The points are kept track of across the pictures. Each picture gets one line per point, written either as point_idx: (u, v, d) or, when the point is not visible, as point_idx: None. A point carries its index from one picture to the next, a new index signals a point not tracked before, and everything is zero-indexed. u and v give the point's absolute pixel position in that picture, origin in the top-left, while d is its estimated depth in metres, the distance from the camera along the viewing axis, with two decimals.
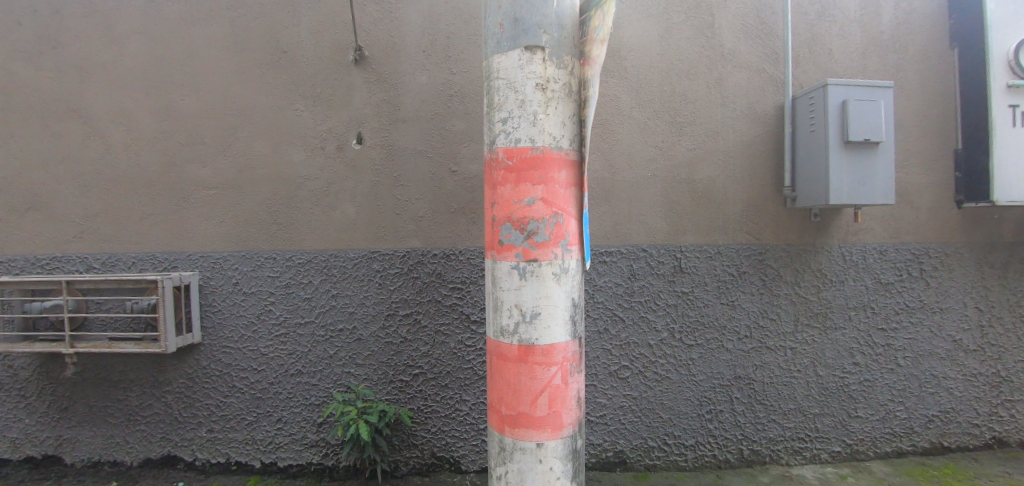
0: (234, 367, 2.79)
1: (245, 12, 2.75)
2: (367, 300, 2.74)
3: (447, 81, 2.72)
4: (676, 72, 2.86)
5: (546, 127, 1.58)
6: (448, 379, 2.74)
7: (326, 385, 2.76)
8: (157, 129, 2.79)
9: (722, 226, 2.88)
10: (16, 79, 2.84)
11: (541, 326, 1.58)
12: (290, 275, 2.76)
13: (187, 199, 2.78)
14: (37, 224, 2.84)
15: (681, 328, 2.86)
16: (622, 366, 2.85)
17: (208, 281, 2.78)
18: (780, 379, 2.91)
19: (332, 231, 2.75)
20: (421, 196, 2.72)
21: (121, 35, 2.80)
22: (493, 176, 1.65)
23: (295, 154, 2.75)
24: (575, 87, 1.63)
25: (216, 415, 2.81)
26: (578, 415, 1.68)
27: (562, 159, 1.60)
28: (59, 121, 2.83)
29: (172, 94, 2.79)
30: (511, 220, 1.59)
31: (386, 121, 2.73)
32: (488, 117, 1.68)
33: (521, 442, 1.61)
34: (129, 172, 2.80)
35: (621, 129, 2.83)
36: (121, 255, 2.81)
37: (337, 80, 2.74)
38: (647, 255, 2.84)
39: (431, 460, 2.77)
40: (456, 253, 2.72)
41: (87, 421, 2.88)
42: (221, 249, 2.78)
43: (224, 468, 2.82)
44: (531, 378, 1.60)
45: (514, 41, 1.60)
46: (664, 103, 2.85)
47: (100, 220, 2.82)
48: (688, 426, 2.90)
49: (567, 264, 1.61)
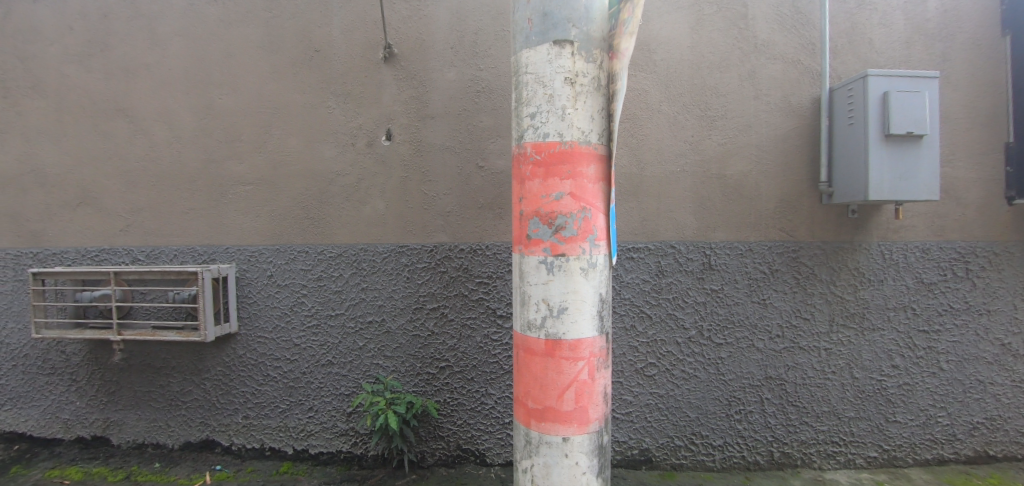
0: (269, 356, 2.89)
1: (279, 13, 2.83)
2: (396, 293, 2.79)
3: (475, 77, 2.74)
4: (707, 65, 2.79)
5: (575, 121, 1.57)
6: (474, 373, 2.77)
7: (356, 376, 2.83)
8: (197, 127, 2.91)
9: (753, 223, 2.81)
10: (69, 81, 3.01)
11: (568, 320, 1.58)
12: (322, 268, 2.83)
13: (225, 194, 2.89)
14: (88, 218, 3.01)
15: (710, 326, 2.81)
16: (648, 364, 2.82)
17: (245, 274, 2.89)
18: (813, 380, 2.83)
19: (362, 226, 2.81)
20: (449, 191, 2.75)
21: (164, 37, 2.93)
22: (521, 171, 1.65)
23: (326, 150, 2.82)
24: (604, 81, 1.62)
25: (251, 402, 2.92)
26: (604, 410, 1.67)
27: (591, 153, 1.59)
28: (107, 120, 2.98)
29: (210, 94, 2.90)
30: (539, 215, 1.59)
31: (415, 118, 2.77)
32: (516, 112, 1.68)
33: (547, 435, 1.62)
34: (171, 169, 2.93)
35: (649, 124, 2.79)
36: (164, 248, 2.95)
37: (367, 78, 2.80)
38: (675, 251, 2.80)
39: (457, 452, 2.81)
40: (483, 248, 2.73)
41: (132, 406, 3.03)
42: (257, 242, 2.88)
43: (259, 453, 2.92)
44: (558, 372, 1.60)
45: (543, 35, 1.60)
46: (694, 97, 2.79)
47: (145, 214, 2.96)
48: (716, 426, 2.85)
49: (595, 259, 1.60)
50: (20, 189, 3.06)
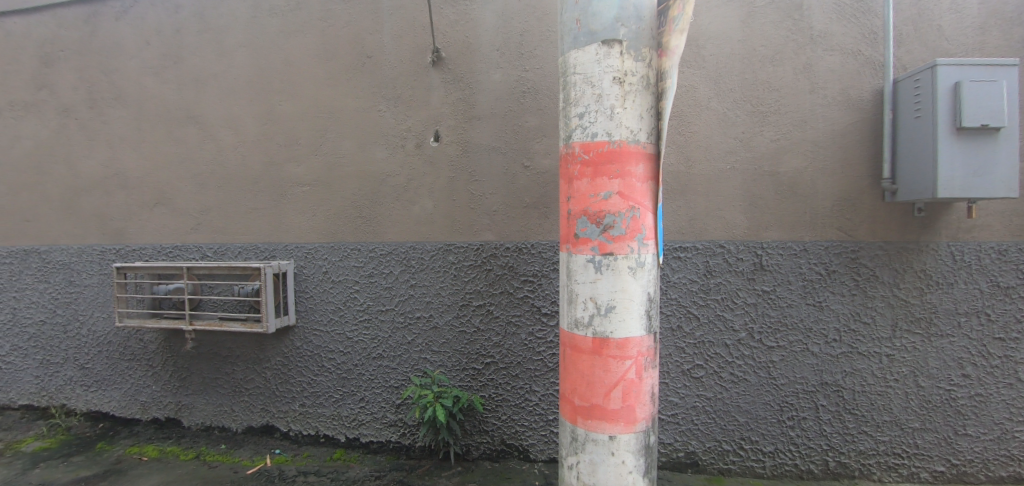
0: (324, 348, 3.04)
1: (334, 22, 2.97)
2: (443, 290, 2.87)
3: (521, 78, 2.77)
4: (760, 59, 2.71)
5: (624, 120, 1.57)
6: (519, 369, 2.81)
7: (405, 369, 2.94)
8: (259, 132, 3.10)
9: (809, 222, 2.70)
10: (147, 92, 3.27)
11: (616, 318, 1.58)
12: (373, 265, 2.95)
13: (285, 195, 3.06)
14: (162, 217, 3.27)
15: (762, 328, 2.73)
16: (695, 366, 2.78)
17: (302, 270, 3.05)
18: (873, 388, 2.69)
19: (411, 225, 2.91)
20: (495, 191, 2.80)
21: (230, 48, 3.13)
22: (569, 171, 1.67)
23: (378, 152, 2.94)
24: (653, 80, 1.61)
25: (308, 391, 3.08)
26: (652, 410, 1.66)
27: (640, 152, 1.58)
28: (180, 127, 3.22)
29: (271, 100, 3.08)
30: (587, 214, 1.60)
31: (462, 119, 2.84)
32: (564, 113, 1.70)
33: (593, 433, 1.63)
34: (236, 171, 3.14)
35: (698, 120, 2.74)
36: (229, 245, 3.16)
37: (416, 81, 2.89)
38: (724, 251, 2.74)
39: (501, 447, 2.86)
40: (529, 246, 2.77)
41: (200, 391, 3.27)
42: (313, 240, 3.03)
43: (314, 439, 3.08)
44: (605, 370, 1.60)
45: (592, 36, 1.61)
46: (745, 92, 2.72)
47: (213, 213, 3.18)
48: (767, 432, 2.76)
49: (644, 258, 1.59)
50: (106, 191, 3.37)
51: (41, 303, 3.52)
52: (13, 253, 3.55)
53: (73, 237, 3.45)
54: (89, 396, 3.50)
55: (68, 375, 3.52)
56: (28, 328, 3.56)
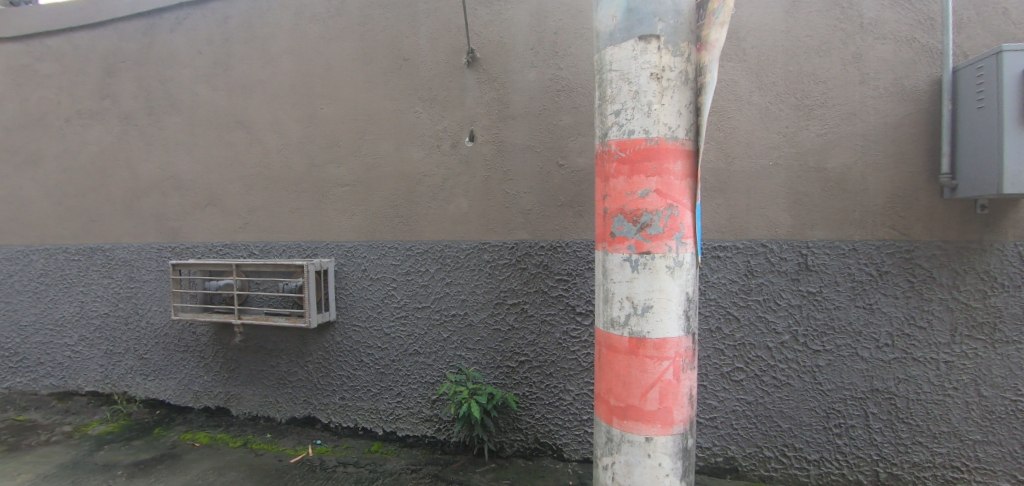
0: (362, 343, 3.14)
1: (372, 26, 3.06)
2: (478, 288, 2.91)
3: (555, 77, 2.76)
4: (805, 50, 2.60)
5: (661, 117, 1.54)
6: (553, 368, 2.81)
7: (440, 366, 2.99)
8: (302, 135, 3.22)
9: (858, 220, 2.57)
10: (199, 99, 3.46)
11: (653, 318, 1.56)
12: (410, 263, 3.02)
13: (326, 195, 3.18)
14: (214, 217, 3.45)
15: (806, 331, 2.63)
16: (735, 368, 2.72)
17: (342, 268, 3.15)
18: (929, 396, 2.53)
19: (447, 223, 2.96)
20: (529, 190, 2.81)
21: (274, 54, 3.27)
22: (605, 169, 1.66)
23: (415, 153, 3.00)
24: (692, 75, 1.57)
25: (347, 385, 3.19)
26: (690, 413, 1.62)
27: (678, 149, 1.55)
28: (229, 131, 3.39)
29: (313, 103, 3.20)
30: (623, 212, 1.58)
31: (497, 119, 2.86)
32: (600, 111, 1.68)
33: (629, 434, 1.61)
34: (281, 173, 3.28)
35: (738, 116, 2.67)
36: (275, 244, 3.30)
37: (452, 82, 2.94)
38: (767, 250, 2.65)
39: (535, 445, 2.87)
40: (563, 245, 2.76)
41: (248, 382, 3.43)
42: (353, 239, 3.13)
43: (353, 432, 3.19)
44: (642, 371, 1.58)
45: (628, 32, 1.58)
46: (789, 85, 2.62)
47: (259, 213, 3.33)
48: (812, 439, 2.66)
49: (682, 257, 1.56)
50: (163, 192, 3.59)
51: (105, 297, 3.79)
52: (81, 251, 3.83)
53: (134, 235, 3.69)
54: (147, 384, 3.73)
55: (129, 364, 3.77)
56: (94, 320, 3.84)
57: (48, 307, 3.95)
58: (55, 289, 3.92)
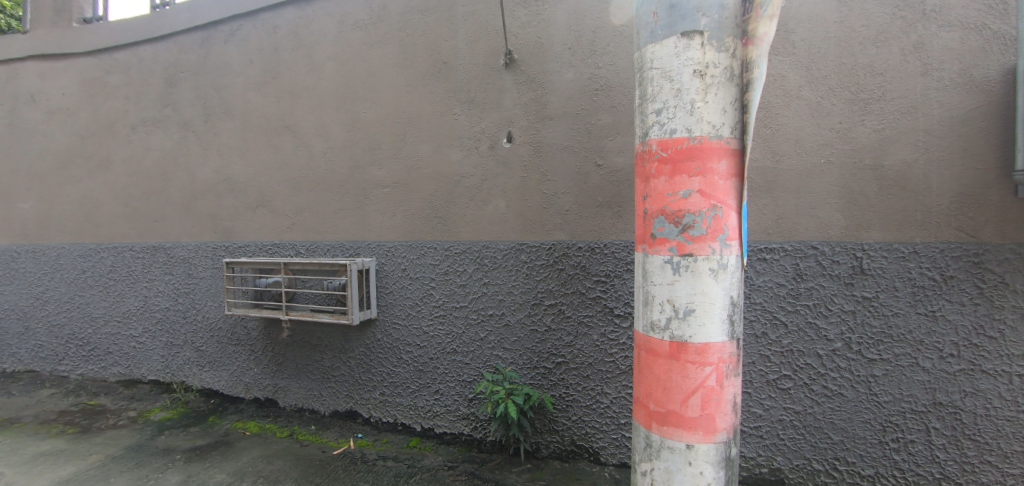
0: (402, 341, 3.21)
1: (412, 31, 3.13)
2: (515, 288, 2.92)
3: (593, 76, 2.73)
4: (861, 40, 2.46)
5: (705, 115, 1.49)
6: (590, 371, 2.79)
7: (477, 365, 3.03)
8: (345, 138, 3.34)
9: (920, 221, 2.39)
10: (251, 105, 3.65)
11: (695, 323, 1.50)
12: (448, 263, 3.07)
13: (368, 197, 3.28)
14: (264, 218, 3.63)
15: (861, 339, 2.49)
16: (782, 376, 2.62)
17: (383, 267, 3.24)
18: (1001, 413, 2.31)
19: (484, 224, 2.99)
20: (567, 190, 2.80)
21: (320, 61, 3.40)
22: (645, 168, 1.61)
23: (454, 154, 3.05)
24: (737, 71, 1.51)
25: (387, 381, 3.27)
26: (733, 421, 1.56)
27: (723, 148, 1.49)
28: (278, 136, 3.56)
29: (356, 107, 3.31)
30: (665, 214, 1.53)
31: (535, 119, 2.86)
32: (640, 110, 1.64)
33: (669, 440, 1.55)
34: (325, 175, 3.41)
35: (786, 111, 2.57)
36: (320, 243, 3.43)
37: (490, 84, 2.96)
38: (817, 253, 2.53)
39: (571, 447, 2.85)
40: (601, 246, 2.73)
41: (294, 375, 3.59)
42: (393, 239, 3.21)
43: (392, 426, 3.27)
44: (683, 376, 1.52)
45: (670, 28, 1.53)
46: (844, 78, 2.48)
47: (306, 214, 3.48)
48: (866, 453, 2.52)
49: (726, 260, 1.50)
50: (217, 194, 3.81)
51: (166, 292, 4.06)
52: (145, 249, 4.12)
53: (192, 234, 3.94)
54: (202, 374, 3.97)
55: (187, 355, 4.02)
56: (156, 314, 4.12)
57: (115, 300, 4.26)
58: (122, 284, 4.23)
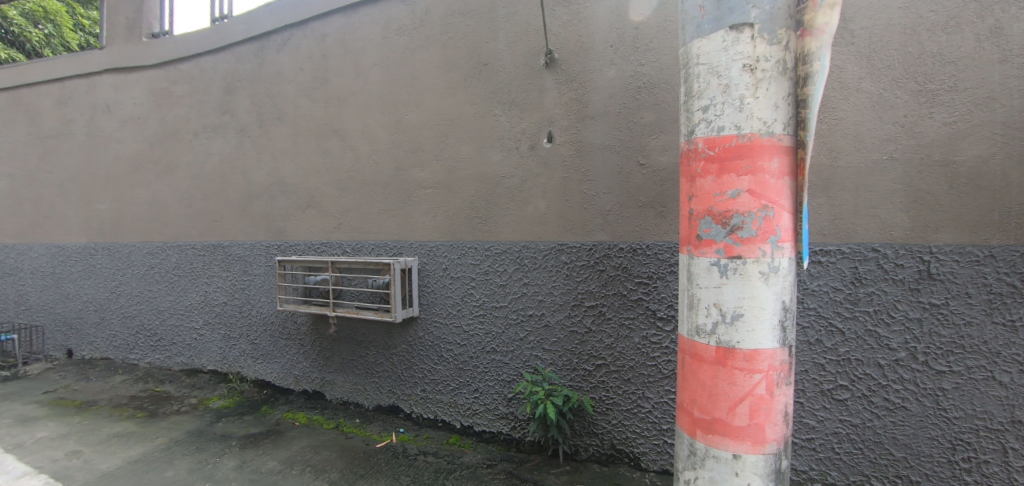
0: (442, 339, 3.27)
1: (454, 34, 3.18)
2: (555, 289, 2.91)
3: (636, 73, 2.68)
4: (929, 27, 2.28)
5: (755, 111, 1.42)
6: (631, 374, 2.74)
7: (517, 365, 3.04)
8: (389, 141, 3.44)
9: (998, 222, 2.19)
10: (301, 110, 3.82)
11: (744, 328, 1.43)
12: (489, 263, 3.10)
13: (411, 197, 3.36)
14: (313, 218, 3.79)
15: (928, 348, 2.31)
16: (838, 386, 2.47)
17: (425, 266, 3.31)
18: None
19: (524, 224, 2.99)
20: (608, 190, 2.76)
21: (365, 67, 3.52)
22: (691, 168, 1.55)
23: (494, 155, 3.08)
24: (791, 64, 1.43)
25: (428, 379, 3.34)
26: (785, 432, 1.47)
27: (775, 145, 1.42)
28: (326, 139, 3.71)
29: (399, 110, 3.40)
30: (711, 214, 1.47)
31: (576, 119, 2.84)
32: (686, 107, 1.59)
33: (715, 449, 1.48)
34: (370, 177, 3.52)
35: (844, 105, 2.42)
36: (365, 243, 3.55)
37: (531, 84, 2.96)
38: (879, 256, 2.37)
39: (611, 451, 2.82)
40: (644, 247, 2.67)
41: (340, 370, 3.73)
42: (435, 239, 3.28)
43: (433, 423, 3.34)
44: (730, 383, 1.45)
45: (718, 22, 1.47)
46: (909, 68, 2.31)
47: (352, 215, 3.61)
48: (933, 472, 2.33)
49: (778, 263, 1.42)
50: (271, 196, 4.02)
51: (224, 288, 4.32)
52: (206, 247, 4.40)
53: (247, 234, 4.17)
54: (256, 366, 4.20)
55: (242, 347, 4.27)
56: (215, 308, 4.39)
57: (179, 295, 4.58)
58: (185, 279, 4.54)
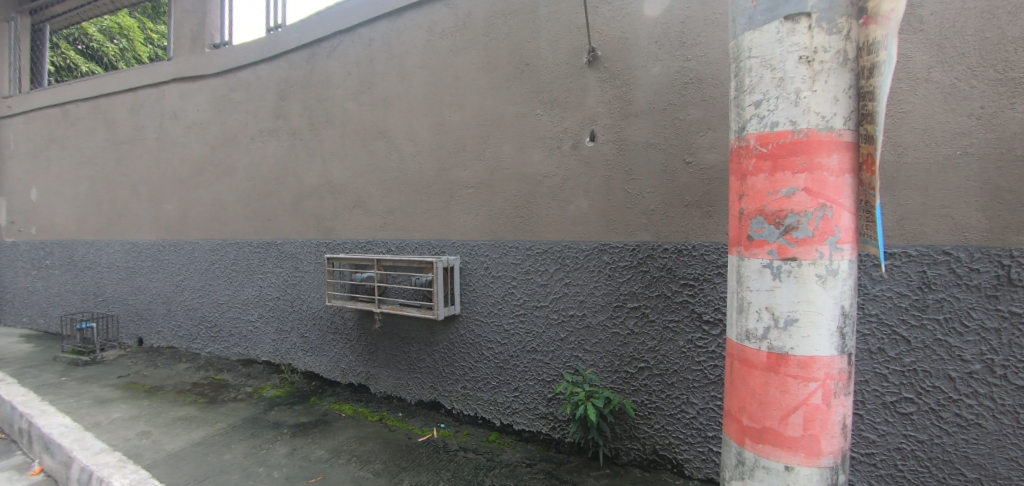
0: (483, 337, 3.31)
1: (496, 35, 3.21)
2: (596, 290, 2.88)
3: (682, 68, 2.60)
4: (1012, 9, 2.07)
5: (813, 105, 1.34)
6: (675, 378, 2.66)
7: (557, 365, 3.03)
8: (433, 141, 3.52)
9: None
10: (349, 114, 3.97)
11: (798, 334, 1.35)
12: (530, 263, 3.11)
13: (454, 197, 3.42)
14: (360, 217, 3.93)
15: (1007, 361, 2.11)
16: (903, 399, 2.31)
17: (466, 265, 3.36)
18: None
19: (566, 224, 2.98)
20: (653, 189, 2.70)
21: (410, 69, 3.62)
22: (742, 166, 1.49)
23: (536, 154, 3.08)
24: (852, 54, 1.35)
25: (469, 376, 3.39)
26: (843, 445, 1.38)
27: (834, 141, 1.34)
28: (372, 141, 3.84)
29: (442, 111, 3.47)
30: (764, 214, 1.41)
31: (620, 116, 2.79)
32: (737, 103, 1.53)
33: (764, 459, 1.41)
34: (415, 177, 3.62)
35: (912, 97, 2.26)
36: (408, 242, 3.65)
37: (573, 83, 2.95)
38: (951, 259, 2.19)
39: (653, 457, 2.76)
40: (689, 248, 2.59)
41: (384, 364, 3.85)
42: (477, 238, 3.33)
43: (473, 419, 3.39)
44: (783, 391, 1.38)
45: (772, 12, 1.41)
46: (987, 55, 2.12)
47: (396, 214, 3.72)
48: None
49: (837, 265, 1.33)
50: (321, 196, 4.20)
51: (277, 283, 4.55)
52: (261, 244, 4.66)
53: (299, 232, 4.38)
54: (306, 358, 4.41)
55: (293, 340, 4.49)
56: (269, 301, 4.64)
57: (237, 289, 4.87)
58: (243, 274, 4.82)
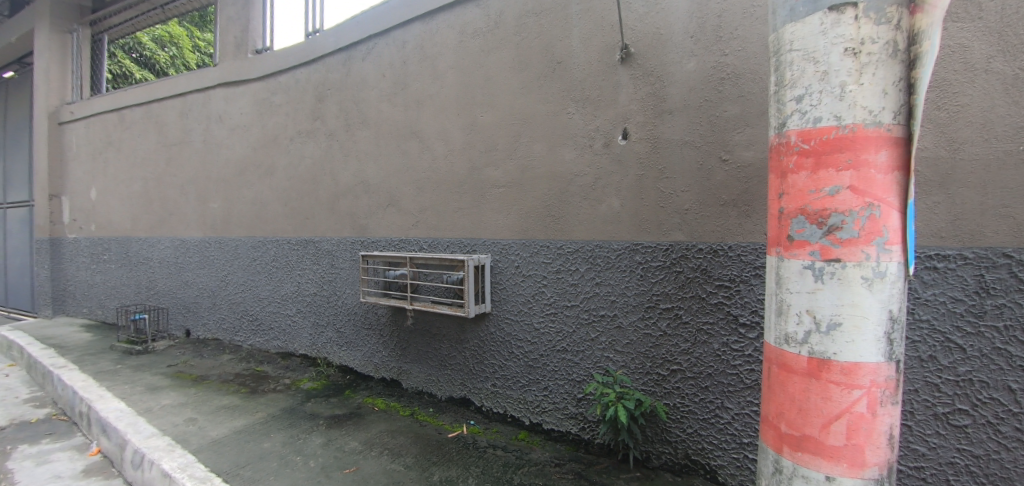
0: (513, 336, 3.34)
1: (527, 34, 3.22)
2: (628, 290, 2.84)
3: (718, 64, 2.53)
4: None
5: (859, 99, 1.28)
6: (709, 382, 2.60)
7: (587, 365, 3.02)
8: (464, 141, 3.56)
9: None
10: (383, 114, 4.07)
11: (842, 339, 1.29)
12: (560, 262, 3.10)
13: (484, 196, 3.46)
14: (392, 216, 4.03)
15: None
16: (957, 410, 2.17)
17: (496, 264, 3.39)
18: None
19: (597, 224, 2.96)
20: (687, 188, 2.64)
21: (442, 70, 3.67)
22: (782, 163, 1.44)
23: (567, 153, 3.07)
24: (902, 45, 1.28)
25: (498, 374, 3.42)
26: (890, 457, 1.31)
27: (882, 137, 1.27)
28: (405, 141, 3.93)
29: (474, 111, 3.50)
30: (805, 213, 1.35)
31: (653, 114, 2.75)
32: (777, 98, 1.48)
33: (803, 468, 1.36)
34: (446, 176, 3.67)
35: (970, 89, 2.11)
36: (440, 240, 3.71)
37: (605, 80, 2.92)
38: (1012, 263, 2.05)
39: (685, 461, 2.71)
40: (725, 249, 2.53)
41: (415, 360, 3.93)
42: (508, 237, 3.35)
43: (502, 417, 3.42)
44: (825, 399, 1.32)
45: (815, 3, 1.36)
46: None
47: (428, 213, 3.79)
48: None
49: (884, 268, 1.27)
50: (355, 195, 4.32)
51: (314, 279, 4.72)
52: (300, 242, 4.84)
53: (335, 230, 4.53)
54: (341, 352, 4.55)
55: (329, 334, 4.64)
56: (306, 297, 4.81)
57: (277, 284, 5.08)
58: (282, 270, 5.02)
